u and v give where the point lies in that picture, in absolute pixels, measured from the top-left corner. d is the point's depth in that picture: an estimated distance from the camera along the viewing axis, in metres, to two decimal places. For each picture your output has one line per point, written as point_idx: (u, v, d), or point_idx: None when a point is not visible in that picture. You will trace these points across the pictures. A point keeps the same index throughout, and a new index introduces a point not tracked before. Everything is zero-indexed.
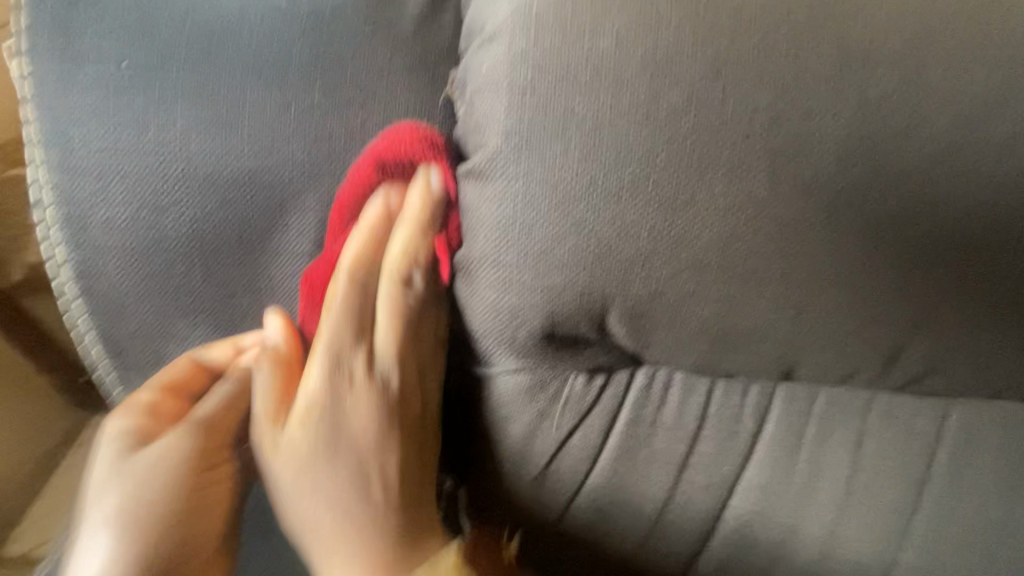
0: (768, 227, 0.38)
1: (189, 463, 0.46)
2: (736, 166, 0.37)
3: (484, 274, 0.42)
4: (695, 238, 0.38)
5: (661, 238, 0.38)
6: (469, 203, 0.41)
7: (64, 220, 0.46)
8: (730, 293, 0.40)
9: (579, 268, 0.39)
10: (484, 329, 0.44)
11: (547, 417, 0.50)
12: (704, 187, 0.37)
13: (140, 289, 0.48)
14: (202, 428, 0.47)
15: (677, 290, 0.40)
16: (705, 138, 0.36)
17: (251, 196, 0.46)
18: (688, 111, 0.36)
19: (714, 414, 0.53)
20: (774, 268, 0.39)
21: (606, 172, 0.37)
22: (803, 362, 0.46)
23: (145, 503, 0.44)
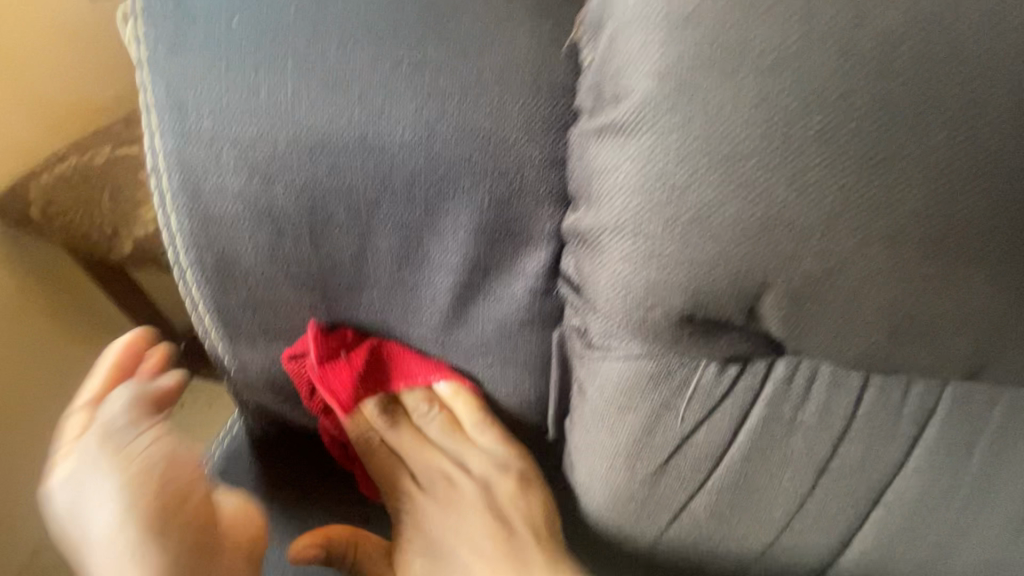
0: (972, 195, 0.31)
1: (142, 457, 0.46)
2: (948, 112, 0.30)
3: (614, 246, 0.37)
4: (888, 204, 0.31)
5: (849, 201, 0.31)
6: (601, 163, 0.36)
7: (178, 187, 0.45)
8: (922, 276, 0.33)
9: (739, 239, 0.33)
10: (608, 309, 0.40)
11: (670, 409, 0.45)
12: (900, 142, 0.31)
13: (252, 259, 0.47)
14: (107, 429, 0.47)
15: (861, 267, 0.33)
16: (910, 78, 0.30)
17: (359, 161, 0.43)
18: (894, 46, 0.30)
19: (867, 414, 0.46)
20: (985, 238, 0.33)
21: (784, 122, 0.31)
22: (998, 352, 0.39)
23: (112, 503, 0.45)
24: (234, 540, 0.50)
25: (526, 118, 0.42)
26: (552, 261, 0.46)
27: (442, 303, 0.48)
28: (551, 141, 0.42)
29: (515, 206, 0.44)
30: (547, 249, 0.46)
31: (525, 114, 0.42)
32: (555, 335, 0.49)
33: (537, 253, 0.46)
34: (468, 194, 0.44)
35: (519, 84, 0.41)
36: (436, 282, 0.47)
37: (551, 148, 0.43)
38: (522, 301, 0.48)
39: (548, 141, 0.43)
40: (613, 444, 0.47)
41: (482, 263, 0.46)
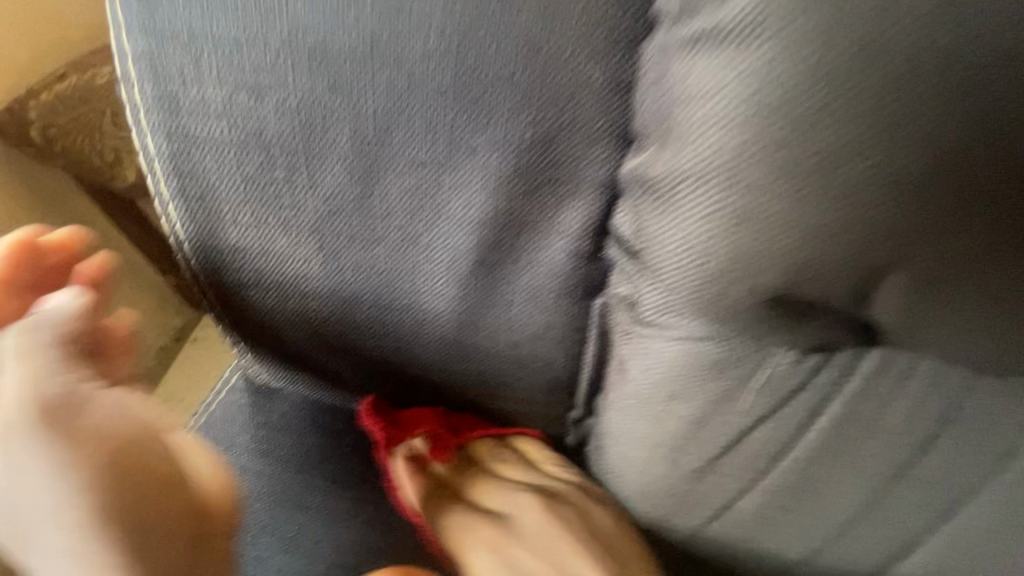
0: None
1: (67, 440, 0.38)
2: None
3: (691, 200, 0.30)
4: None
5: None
6: (683, 91, 0.29)
7: (154, 102, 0.37)
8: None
9: (864, 197, 0.26)
10: (672, 278, 0.33)
11: (730, 400, 0.38)
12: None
13: (240, 194, 0.40)
14: (40, 405, 0.38)
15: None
16: None
17: (370, 78, 0.35)
18: None
19: (966, 418, 0.39)
20: None
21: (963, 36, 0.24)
22: None
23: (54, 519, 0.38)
24: (221, 524, 0.44)
25: (583, 28, 0.33)
26: (595, 217, 0.38)
27: (463, 261, 0.41)
28: (613, 61, 0.34)
29: (559, 143, 0.36)
30: (591, 202, 0.38)
31: (582, 23, 0.33)
32: (590, 305, 0.43)
33: (578, 207, 0.38)
34: (501, 127, 0.36)
35: None
36: (461, 234, 0.40)
37: (612, 69, 0.34)
38: (556, 265, 0.41)
39: (608, 61, 0.34)
40: (658, 435, 0.41)
41: (514, 215, 0.39)
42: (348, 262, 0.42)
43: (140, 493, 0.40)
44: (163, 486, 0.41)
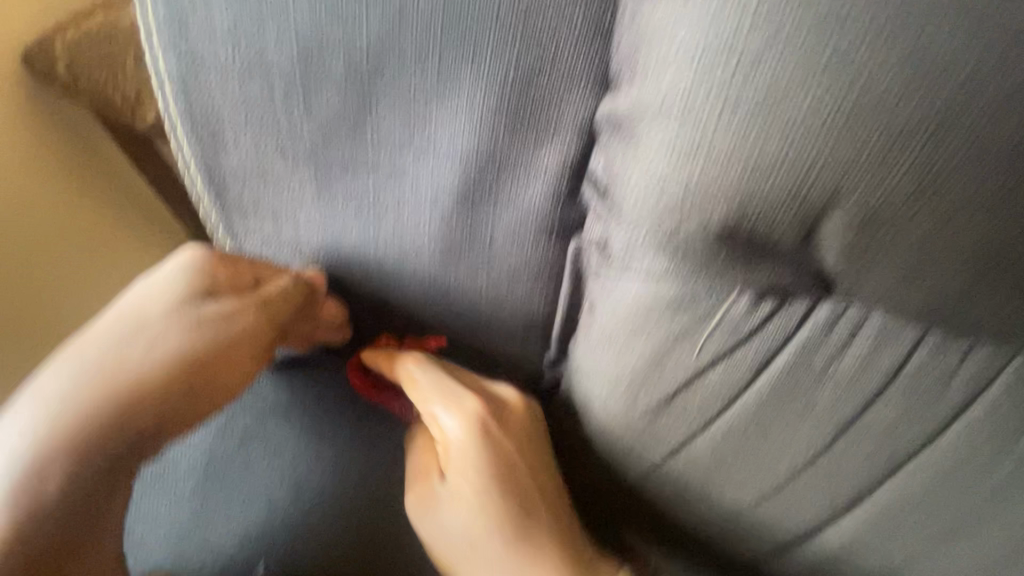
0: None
1: (236, 330, 0.48)
2: None
3: (650, 135, 0.31)
4: (964, 64, 0.24)
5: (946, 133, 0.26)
6: (645, 30, 0.30)
7: (166, 24, 0.41)
8: (989, 186, 0.27)
9: (774, 161, 0.28)
10: (631, 212, 0.35)
11: (687, 339, 0.40)
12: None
13: (238, 116, 0.44)
14: (238, 325, 0.48)
15: (964, 221, 0.28)
16: None
17: (368, 11, 0.38)
18: None
19: (906, 382, 0.41)
20: None
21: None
22: None
23: (166, 340, 0.46)
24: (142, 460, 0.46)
25: None
26: (572, 158, 0.40)
27: (449, 196, 0.44)
28: (590, 9, 0.36)
29: (536, 84, 0.38)
30: (569, 144, 0.40)
31: None
32: (574, 244, 0.44)
33: (556, 146, 0.40)
34: (486, 62, 0.38)
35: None
36: (450, 164, 0.43)
37: (589, 16, 0.36)
38: (533, 200, 0.43)
39: (587, 7, 0.36)
40: (617, 374, 0.44)
41: (495, 150, 0.41)
42: (340, 191, 0.47)
43: (168, 414, 0.45)
44: (170, 428, 0.46)
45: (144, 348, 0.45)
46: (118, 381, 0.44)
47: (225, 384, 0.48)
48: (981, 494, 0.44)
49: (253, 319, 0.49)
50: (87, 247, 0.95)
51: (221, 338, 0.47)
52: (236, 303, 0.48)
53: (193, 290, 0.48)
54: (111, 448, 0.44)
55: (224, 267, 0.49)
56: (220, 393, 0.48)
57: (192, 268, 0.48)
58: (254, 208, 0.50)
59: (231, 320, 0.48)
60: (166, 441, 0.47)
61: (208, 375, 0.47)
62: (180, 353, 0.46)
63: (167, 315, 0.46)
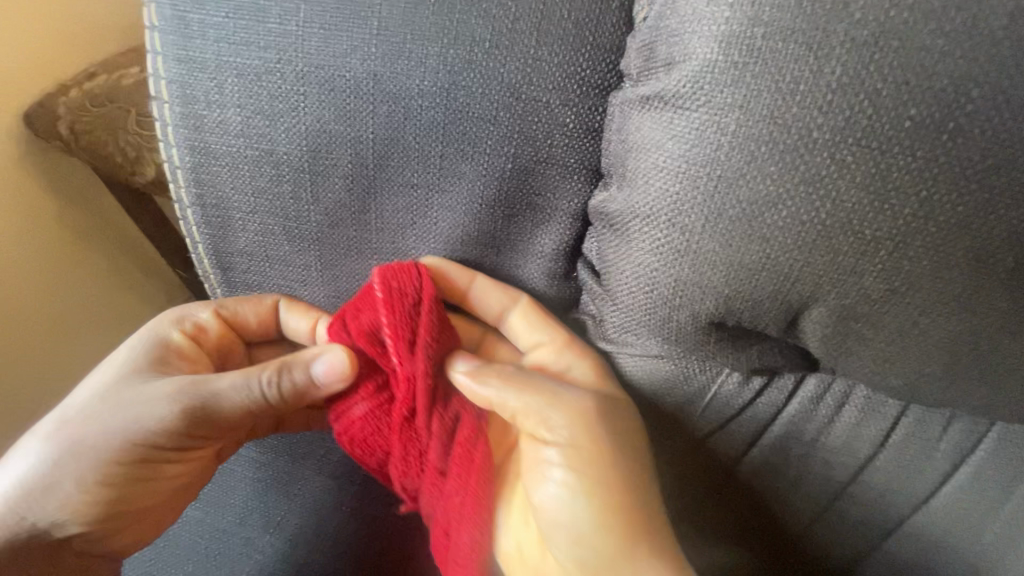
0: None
1: (160, 435, 0.44)
2: None
3: (643, 234, 0.33)
4: (926, 186, 0.25)
5: (921, 237, 0.26)
6: (643, 139, 0.31)
7: (180, 118, 0.42)
8: (958, 292, 0.28)
9: (761, 268, 0.29)
10: (629, 302, 0.36)
11: (684, 417, 0.41)
12: (970, 128, 0.24)
13: (250, 202, 0.44)
14: (177, 418, 0.43)
15: (934, 315, 0.29)
16: None
17: (371, 110, 0.39)
18: None
19: (892, 450, 0.42)
20: None
21: (934, 118, 0.24)
22: None
23: (95, 435, 0.44)
24: (116, 548, 0.48)
25: (562, 75, 0.37)
26: (572, 241, 0.42)
27: (450, 277, 0.45)
28: (588, 108, 0.37)
29: (537, 174, 0.39)
30: (569, 229, 0.41)
31: (561, 72, 0.37)
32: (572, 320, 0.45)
33: (555, 231, 0.41)
34: (489, 158, 0.39)
35: (557, 36, 0.36)
36: (453, 244, 0.44)
37: (586, 115, 0.38)
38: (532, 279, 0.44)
39: (584, 107, 0.37)
40: None
41: (496, 234, 0.42)
42: (343, 272, 0.47)
43: (122, 511, 0.46)
44: (128, 512, 0.47)
45: (83, 437, 0.44)
46: (50, 477, 0.44)
47: (172, 473, 0.47)
48: (975, 566, 0.45)
49: (173, 422, 0.44)
50: (80, 310, 0.93)
51: (147, 432, 0.44)
52: (175, 391, 0.44)
53: (147, 364, 0.46)
54: (65, 535, 0.46)
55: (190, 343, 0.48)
56: (158, 498, 0.48)
57: (160, 343, 0.48)
58: (256, 286, 0.50)
59: (161, 413, 0.43)
60: (131, 527, 0.48)
61: (146, 466, 0.45)
62: (111, 446, 0.44)
63: (105, 404, 0.44)
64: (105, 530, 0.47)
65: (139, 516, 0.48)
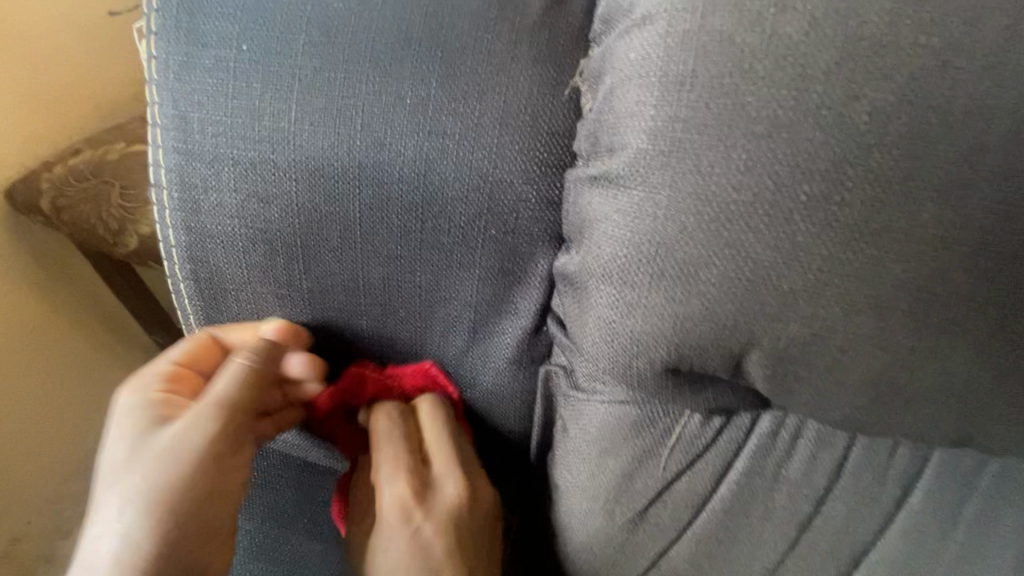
0: (923, 254, 0.30)
1: (208, 445, 0.44)
2: (990, 199, 0.29)
3: (600, 292, 0.37)
4: (826, 247, 0.30)
5: (829, 287, 0.31)
6: (593, 211, 0.36)
7: (178, 202, 0.46)
8: (868, 335, 0.32)
9: (702, 318, 0.34)
10: (593, 353, 0.40)
11: (652, 456, 0.44)
12: (852, 199, 0.29)
13: (242, 275, 0.48)
14: (215, 425, 0.44)
15: (852, 353, 0.33)
16: (936, 148, 0.28)
17: (356, 191, 0.43)
18: (916, 123, 0.28)
19: (848, 478, 0.45)
20: (1006, 317, 0.32)
21: (824, 193, 0.29)
22: (989, 436, 0.39)
23: (136, 492, 0.42)
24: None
25: (524, 156, 0.42)
26: (541, 300, 0.46)
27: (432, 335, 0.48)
28: (548, 183, 0.43)
29: (507, 240, 0.44)
30: (538, 289, 0.45)
31: (523, 154, 0.42)
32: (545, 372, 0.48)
33: (526, 291, 0.46)
34: (464, 229, 0.44)
35: (518, 123, 0.41)
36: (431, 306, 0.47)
37: (547, 189, 0.43)
38: (507, 335, 0.47)
39: (545, 182, 0.43)
40: (593, 497, 0.46)
41: (471, 295, 0.46)
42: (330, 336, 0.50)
43: (200, 544, 0.43)
44: (201, 544, 0.43)
45: (134, 501, 0.42)
46: (118, 566, 0.41)
47: (226, 489, 0.45)
48: None
49: (216, 428, 0.44)
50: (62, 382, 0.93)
51: (194, 453, 0.43)
52: (197, 410, 0.45)
53: (149, 424, 0.45)
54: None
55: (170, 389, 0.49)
56: (227, 520, 0.45)
57: (142, 407, 0.47)
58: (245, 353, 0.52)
59: (196, 433, 0.44)
60: (218, 565, 0.44)
61: (211, 484, 0.44)
62: (167, 489, 0.42)
63: (132, 466, 0.43)
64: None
65: (213, 548, 0.44)
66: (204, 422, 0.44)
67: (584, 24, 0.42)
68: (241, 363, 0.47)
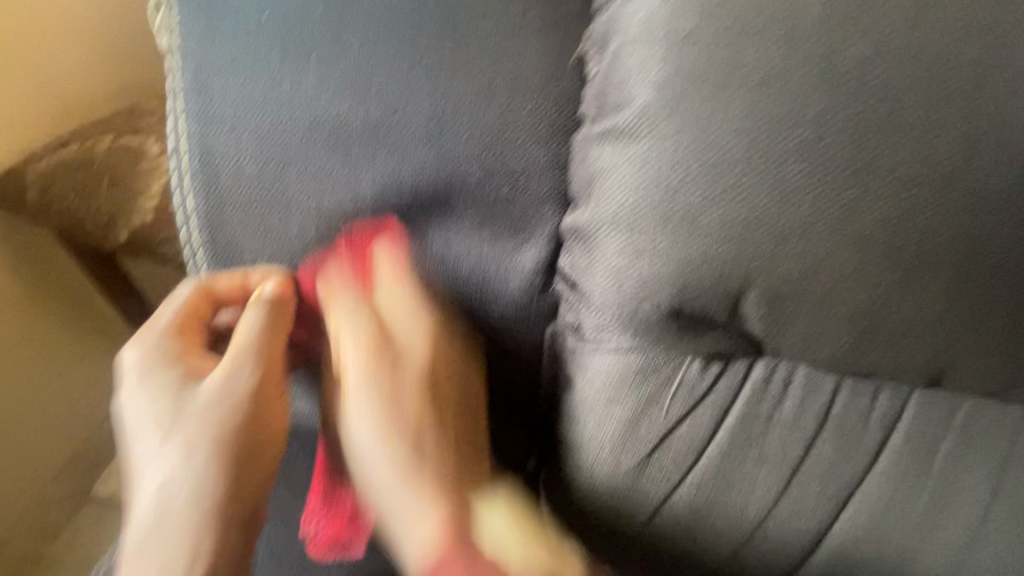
0: (899, 193, 0.33)
1: (254, 390, 0.46)
2: (956, 143, 0.32)
3: (608, 240, 0.39)
4: (816, 188, 0.34)
5: (816, 226, 0.34)
6: (602, 164, 0.39)
7: (197, 168, 0.48)
8: (852, 271, 0.36)
9: (703, 259, 0.37)
10: (601, 301, 0.42)
11: (656, 403, 0.47)
12: (837, 144, 0.33)
13: (260, 239, 0.49)
14: (243, 370, 0.46)
15: (839, 287, 0.36)
16: (907, 97, 0.32)
17: (374, 155, 0.46)
18: (889, 75, 0.32)
19: (835, 420, 0.49)
20: (976, 253, 0.35)
21: (812, 138, 0.33)
22: (962, 371, 0.43)
23: (201, 439, 0.44)
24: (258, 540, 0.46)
25: (532, 120, 0.45)
26: (548, 258, 0.48)
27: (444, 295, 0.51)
28: (555, 145, 0.45)
29: (516, 200, 0.47)
30: (545, 249, 0.48)
31: (531, 117, 0.45)
32: (552, 329, 0.51)
33: (533, 250, 0.48)
34: (475, 191, 0.46)
35: (526, 87, 0.44)
36: (444, 266, 0.49)
37: (554, 151, 0.45)
38: (516, 292, 0.50)
39: (552, 145, 0.45)
40: (600, 444, 0.49)
41: (482, 254, 0.49)
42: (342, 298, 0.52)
43: (254, 484, 0.45)
44: (257, 472, 0.46)
45: (154, 450, 0.44)
46: (167, 507, 0.43)
47: (272, 429, 0.47)
48: (921, 520, 0.51)
49: (258, 372, 0.46)
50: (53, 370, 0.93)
51: (244, 398, 0.46)
52: (230, 359, 0.46)
53: (176, 378, 0.46)
54: (236, 538, 0.44)
55: (178, 342, 0.48)
56: (267, 463, 0.46)
57: (152, 361, 0.47)
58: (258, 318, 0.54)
59: (220, 380, 0.46)
60: (258, 515, 0.46)
61: (252, 428, 0.46)
62: (194, 433, 0.44)
63: (166, 416, 0.45)
64: (246, 513, 0.45)
65: (262, 485, 0.46)
66: (239, 371, 0.46)
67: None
68: (256, 315, 0.47)
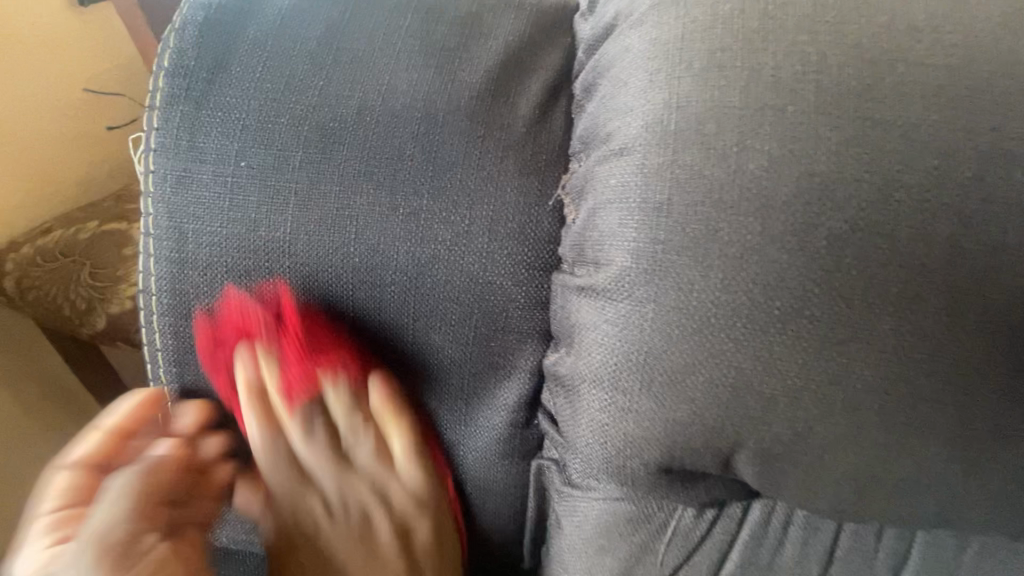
0: (884, 361, 0.32)
1: (128, 532, 0.44)
2: (936, 314, 0.32)
3: (592, 395, 0.38)
4: (802, 356, 0.33)
5: (805, 393, 0.33)
6: (583, 318, 0.38)
7: (167, 307, 0.46)
8: (846, 434, 0.34)
9: (691, 422, 0.35)
10: (587, 452, 0.40)
11: (649, 552, 0.44)
12: (819, 314, 0.32)
13: (230, 378, 0.47)
14: (108, 544, 0.43)
15: (833, 449, 0.35)
16: (885, 269, 0.32)
17: (350, 295, 0.45)
18: (866, 248, 0.32)
19: (840, 564, 0.46)
20: (968, 416, 0.34)
21: (793, 307, 0.32)
22: (969, 522, 0.40)
23: None
24: None
25: (511, 262, 0.44)
26: (532, 394, 0.47)
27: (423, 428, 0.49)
28: (535, 284, 0.45)
29: (497, 338, 0.45)
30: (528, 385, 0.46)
31: (511, 259, 0.44)
32: (537, 465, 0.48)
33: (515, 387, 0.46)
34: (455, 329, 0.45)
35: (506, 230, 0.44)
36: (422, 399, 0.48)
37: (534, 290, 0.45)
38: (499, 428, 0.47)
39: (532, 284, 0.45)
40: None
41: (463, 390, 0.47)
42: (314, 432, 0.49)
43: None
44: None
45: None
46: None
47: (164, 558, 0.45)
48: None
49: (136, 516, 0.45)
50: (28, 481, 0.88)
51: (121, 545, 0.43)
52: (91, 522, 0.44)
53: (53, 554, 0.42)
54: None
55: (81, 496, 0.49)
56: None
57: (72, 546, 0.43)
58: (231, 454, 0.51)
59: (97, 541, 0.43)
60: None
61: None
62: None
63: None
64: None
65: None
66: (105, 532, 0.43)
67: (565, 140, 0.46)
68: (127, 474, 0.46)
